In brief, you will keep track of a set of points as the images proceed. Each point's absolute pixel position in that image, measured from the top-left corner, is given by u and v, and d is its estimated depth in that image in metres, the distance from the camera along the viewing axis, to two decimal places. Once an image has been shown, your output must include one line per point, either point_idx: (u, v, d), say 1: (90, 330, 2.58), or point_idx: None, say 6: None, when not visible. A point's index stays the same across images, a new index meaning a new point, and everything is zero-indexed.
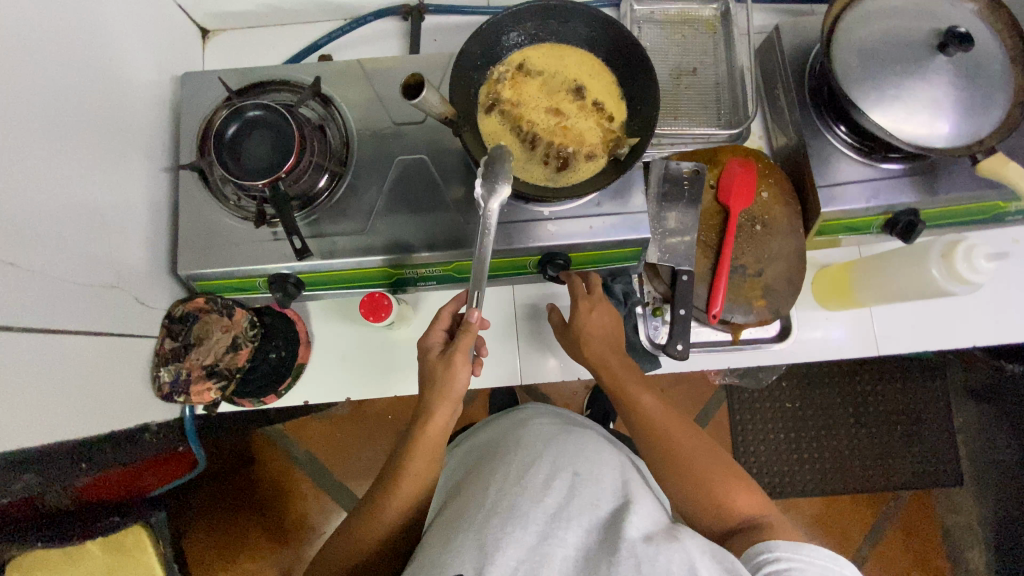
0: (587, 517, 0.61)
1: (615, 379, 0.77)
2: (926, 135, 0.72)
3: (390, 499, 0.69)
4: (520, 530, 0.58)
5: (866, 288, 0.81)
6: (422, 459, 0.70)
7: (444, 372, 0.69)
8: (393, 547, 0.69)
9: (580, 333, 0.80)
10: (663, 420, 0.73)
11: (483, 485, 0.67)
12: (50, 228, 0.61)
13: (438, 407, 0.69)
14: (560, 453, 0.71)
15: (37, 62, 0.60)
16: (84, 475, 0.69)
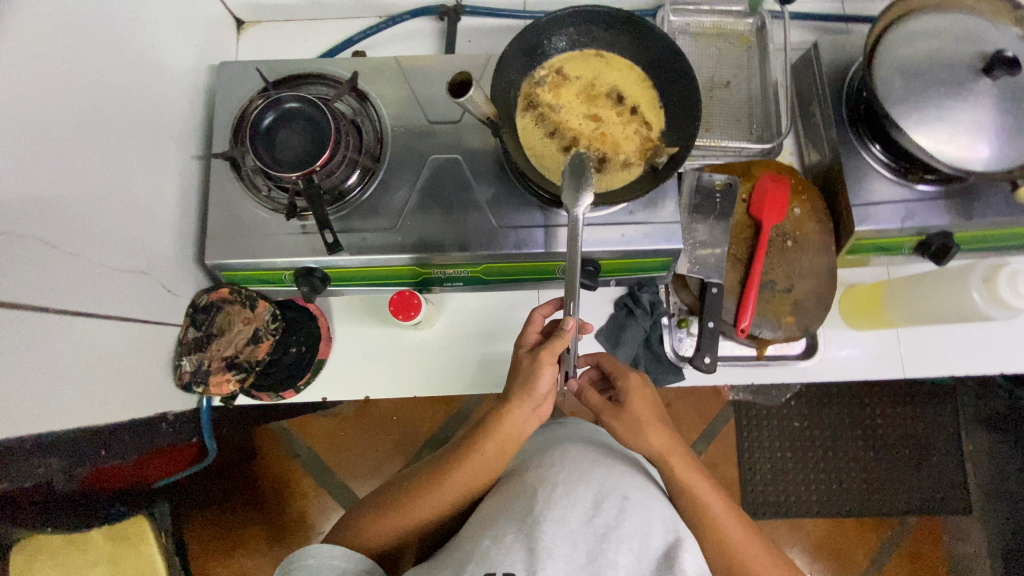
0: (637, 545, 0.60)
1: (679, 472, 0.71)
2: (968, 157, 0.71)
3: (448, 482, 0.69)
4: (567, 547, 0.58)
5: (896, 307, 0.81)
6: (491, 453, 0.70)
7: (532, 376, 0.70)
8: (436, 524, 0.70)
9: (638, 416, 0.74)
10: (730, 522, 0.68)
11: (530, 488, 0.66)
12: (85, 209, 0.60)
13: (520, 406, 0.69)
14: (610, 473, 0.68)
15: (80, 43, 0.60)
16: (102, 462, 0.68)
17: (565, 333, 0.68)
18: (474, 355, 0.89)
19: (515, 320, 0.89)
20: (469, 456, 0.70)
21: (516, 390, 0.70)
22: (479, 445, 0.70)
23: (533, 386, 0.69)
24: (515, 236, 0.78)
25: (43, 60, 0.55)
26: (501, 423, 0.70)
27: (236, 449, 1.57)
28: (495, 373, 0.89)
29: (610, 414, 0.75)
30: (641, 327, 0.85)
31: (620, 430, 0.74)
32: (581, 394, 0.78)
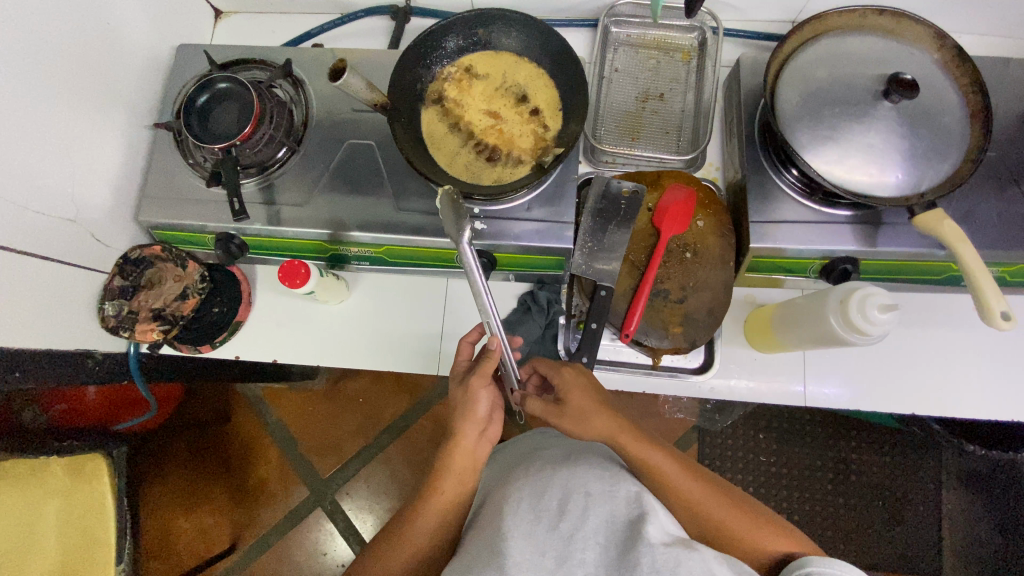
0: (604, 534, 0.57)
1: (629, 444, 0.71)
2: (862, 181, 0.70)
3: (419, 531, 0.68)
4: (535, 557, 0.55)
5: (785, 332, 0.78)
6: (452, 487, 0.71)
7: (472, 400, 0.73)
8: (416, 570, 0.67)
9: (579, 404, 0.72)
10: (681, 478, 0.69)
11: (497, 513, 0.63)
12: (13, 156, 0.69)
13: (466, 433, 0.72)
14: (570, 475, 0.66)
15: (28, 15, 0.70)
16: (18, 383, 0.76)
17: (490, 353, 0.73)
18: (382, 334, 0.93)
19: (425, 306, 0.94)
20: (431, 496, 0.70)
21: (457, 418, 0.73)
22: (437, 483, 0.71)
23: (472, 411, 0.73)
24: (414, 222, 0.82)
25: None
26: (455, 456, 0.71)
27: (207, 411, 1.67)
28: (398, 354, 0.93)
29: (551, 411, 0.72)
30: (537, 323, 0.88)
31: (565, 421, 0.72)
32: (523, 400, 0.75)
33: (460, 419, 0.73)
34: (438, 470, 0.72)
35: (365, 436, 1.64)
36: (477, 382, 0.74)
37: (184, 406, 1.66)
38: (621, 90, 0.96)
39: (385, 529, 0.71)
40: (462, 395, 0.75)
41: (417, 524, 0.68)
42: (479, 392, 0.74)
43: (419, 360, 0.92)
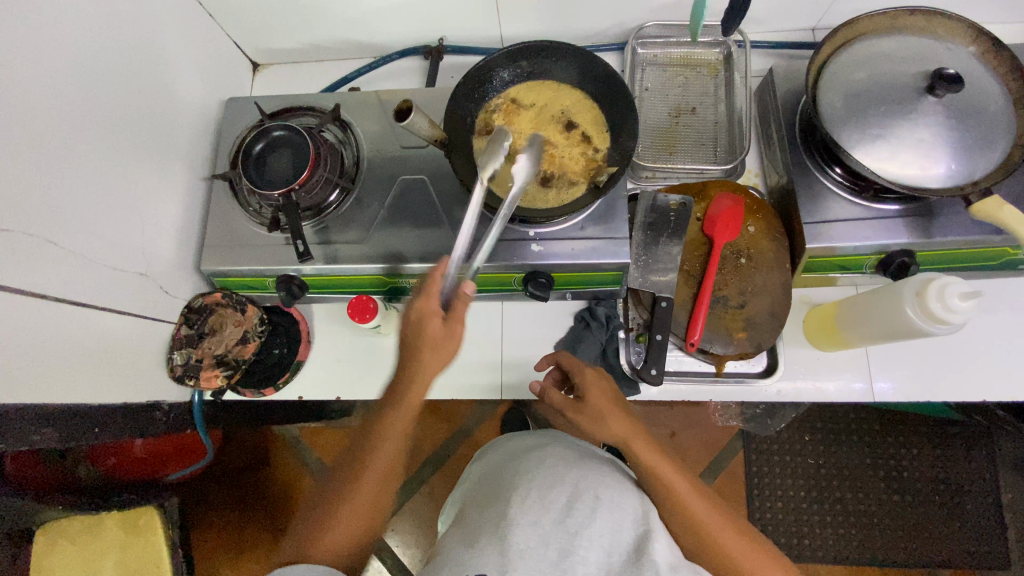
0: (608, 541, 0.64)
1: (640, 453, 0.72)
2: (916, 175, 0.71)
3: (378, 462, 0.68)
4: (539, 547, 0.62)
5: (850, 328, 0.79)
6: (404, 417, 0.68)
7: (432, 328, 0.65)
8: (367, 516, 0.68)
9: (596, 406, 0.74)
10: (687, 494, 0.70)
11: (501, 498, 0.70)
12: (88, 218, 0.72)
13: (420, 383, 0.66)
14: (583, 475, 0.71)
15: (98, 83, 0.74)
16: (99, 439, 0.77)
17: (466, 299, 0.65)
18: (442, 362, 0.94)
19: (481, 331, 0.95)
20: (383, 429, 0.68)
21: (414, 362, 0.66)
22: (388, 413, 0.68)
23: (429, 342, 0.65)
24: (473, 249, 0.83)
25: (57, 95, 0.67)
26: (411, 390, 0.67)
27: (247, 456, 1.65)
28: (458, 380, 0.93)
29: (573, 407, 0.77)
30: (598, 339, 0.88)
31: (584, 420, 0.76)
32: (545, 393, 0.81)
33: (414, 371, 0.66)
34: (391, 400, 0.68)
35: (408, 469, 1.61)
36: (432, 304, 0.65)
37: (223, 453, 1.64)
38: (654, 107, 0.99)
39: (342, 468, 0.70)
40: (419, 325, 0.65)
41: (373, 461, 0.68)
42: (450, 339, 0.65)
43: (479, 385, 0.93)
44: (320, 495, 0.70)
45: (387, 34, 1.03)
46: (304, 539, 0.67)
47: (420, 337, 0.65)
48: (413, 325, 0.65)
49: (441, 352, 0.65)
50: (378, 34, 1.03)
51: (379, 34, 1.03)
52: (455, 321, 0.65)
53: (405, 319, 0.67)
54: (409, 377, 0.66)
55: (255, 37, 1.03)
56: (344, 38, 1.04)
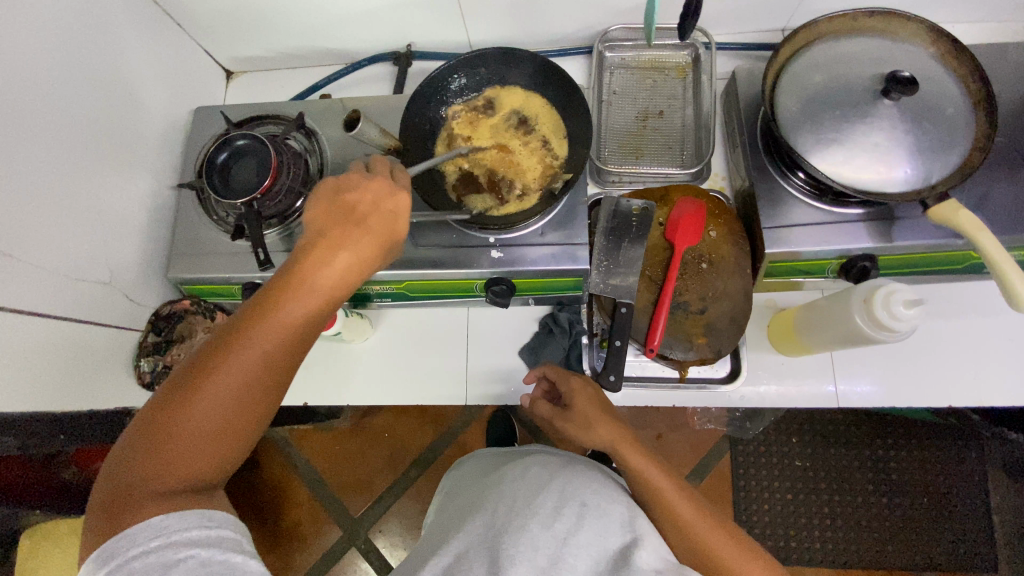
0: (595, 548, 0.64)
1: (630, 458, 0.73)
2: (871, 179, 0.71)
3: (254, 367, 0.55)
4: (529, 553, 0.62)
5: (809, 333, 0.78)
6: (305, 311, 0.57)
7: (370, 217, 0.61)
8: (232, 414, 0.54)
9: (584, 412, 0.77)
10: (674, 496, 0.70)
11: (486, 508, 0.71)
12: (49, 229, 0.73)
13: (340, 263, 0.59)
14: (569, 483, 0.72)
15: (58, 96, 0.75)
16: (65, 446, 0.79)
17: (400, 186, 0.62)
18: (410, 368, 0.95)
19: (448, 336, 0.95)
20: (270, 322, 0.56)
21: (334, 239, 0.60)
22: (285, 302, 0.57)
23: (359, 217, 0.61)
24: (433, 256, 0.83)
25: (15, 110, 0.69)
26: (327, 270, 0.59)
27: None
28: (424, 386, 0.94)
29: (561, 416, 0.80)
30: (561, 345, 0.89)
31: (572, 427, 0.78)
32: (534, 405, 0.84)
33: (333, 248, 0.60)
34: (294, 286, 0.57)
35: (394, 471, 1.62)
36: (368, 186, 0.62)
37: None
38: (621, 111, 0.98)
39: (192, 367, 0.54)
40: (353, 202, 0.62)
41: (251, 360, 0.54)
42: (372, 228, 0.61)
43: (445, 390, 0.93)
44: (149, 412, 0.53)
45: (355, 41, 1.03)
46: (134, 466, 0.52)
47: (347, 214, 0.61)
48: (345, 195, 0.61)
49: (360, 240, 0.61)
50: (346, 41, 1.03)
51: (347, 41, 1.03)
52: (398, 203, 0.62)
53: (333, 193, 0.62)
54: (326, 253, 0.59)
55: (225, 46, 1.04)
56: (314, 45, 1.05)
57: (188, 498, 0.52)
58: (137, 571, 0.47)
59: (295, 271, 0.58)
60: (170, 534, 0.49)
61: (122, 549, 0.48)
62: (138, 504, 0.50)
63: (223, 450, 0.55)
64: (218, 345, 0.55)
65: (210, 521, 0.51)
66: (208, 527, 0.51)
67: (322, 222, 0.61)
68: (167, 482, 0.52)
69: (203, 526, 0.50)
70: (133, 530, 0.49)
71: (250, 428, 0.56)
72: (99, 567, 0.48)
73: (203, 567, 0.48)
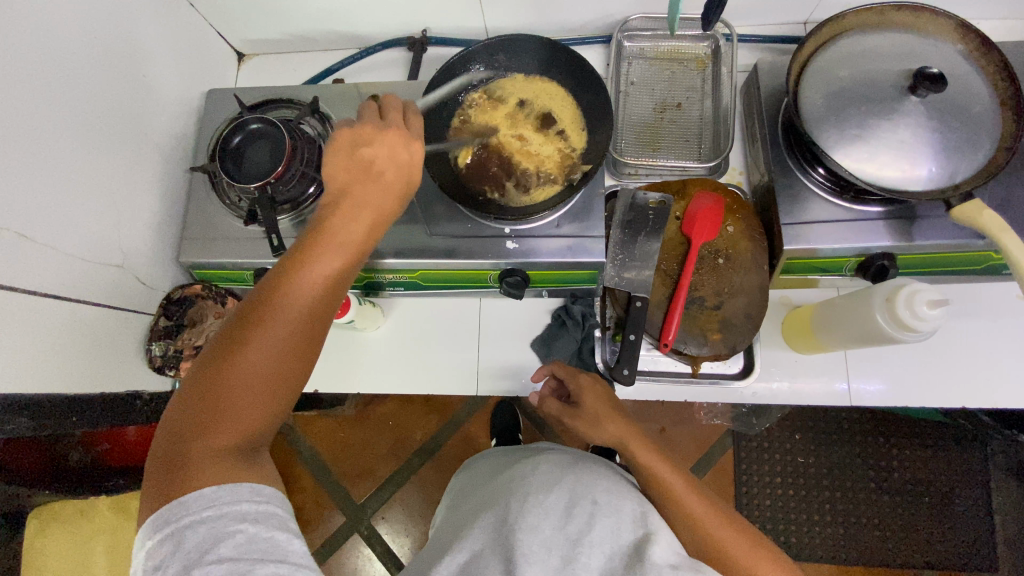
0: (608, 545, 0.64)
1: (639, 452, 0.73)
2: (894, 177, 0.70)
3: (292, 322, 0.56)
4: (542, 554, 0.63)
5: (826, 332, 0.78)
6: (332, 264, 0.59)
7: (386, 168, 0.63)
8: (275, 370, 0.55)
9: (593, 409, 0.77)
10: (686, 492, 0.70)
11: (501, 507, 0.72)
12: (62, 210, 0.72)
13: (363, 214, 0.61)
14: (580, 482, 0.72)
15: (72, 76, 0.74)
16: (76, 428, 0.79)
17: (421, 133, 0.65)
18: (420, 357, 0.94)
19: (459, 326, 0.95)
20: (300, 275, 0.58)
21: (354, 194, 0.62)
22: (312, 257, 0.59)
23: (377, 171, 0.62)
24: (448, 246, 0.82)
25: (29, 88, 0.68)
26: (351, 225, 0.61)
27: None
28: (434, 376, 0.93)
29: (569, 413, 0.80)
30: (573, 337, 0.90)
31: (582, 426, 0.78)
32: (542, 403, 0.84)
33: (353, 203, 0.62)
34: (320, 240, 0.60)
35: (398, 459, 1.62)
36: (386, 137, 0.62)
37: None
38: (638, 102, 0.97)
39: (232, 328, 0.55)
40: (370, 157, 0.63)
41: (290, 317, 0.56)
42: (389, 177, 0.63)
43: (456, 380, 0.93)
44: (194, 376, 0.54)
45: (370, 24, 1.02)
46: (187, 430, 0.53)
47: (364, 169, 0.62)
48: (363, 150, 0.61)
49: (378, 194, 0.62)
50: (361, 25, 1.02)
51: (362, 24, 1.02)
52: (413, 153, 0.63)
53: (349, 147, 0.63)
54: (348, 210, 0.61)
55: (238, 27, 1.02)
56: (328, 29, 1.03)
57: (239, 460, 0.53)
58: (190, 543, 0.48)
59: (320, 227, 0.60)
60: (222, 505, 0.49)
61: (181, 515, 0.49)
62: (196, 464, 0.51)
63: (269, 409, 0.56)
64: (257, 305, 0.56)
65: (258, 494, 0.52)
66: (255, 500, 0.51)
67: (342, 177, 0.63)
68: (220, 443, 0.52)
69: (254, 500, 0.51)
70: (194, 494, 0.50)
71: (292, 385, 0.57)
72: (155, 535, 0.49)
73: (251, 543, 0.48)
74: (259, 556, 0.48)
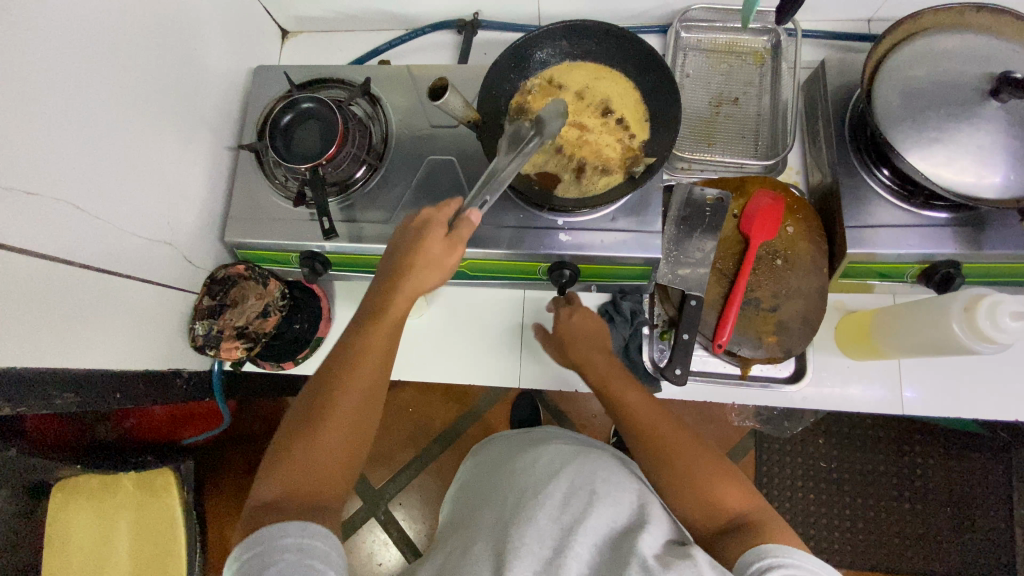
0: (600, 536, 0.63)
1: (600, 377, 0.77)
2: (972, 183, 0.68)
3: (357, 393, 0.63)
4: (535, 543, 0.62)
5: (886, 338, 0.75)
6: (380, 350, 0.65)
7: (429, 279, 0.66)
8: (342, 436, 0.61)
9: (564, 334, 0.83)
10: (650, 416, 0.71)
11: (507, 496, 0.72)
12: (113, 183, 0.71)
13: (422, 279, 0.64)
14: (580, 471, 0.72)
15: (129, 47, 0.72)
16: (119, 404, 0.79)
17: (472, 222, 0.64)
18: (460, 348, 0.93)
19: (502, 317, 0.94)
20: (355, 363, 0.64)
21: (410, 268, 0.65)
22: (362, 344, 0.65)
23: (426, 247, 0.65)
24: (500, 236, 0.80)
25: (87, 56, 0.66)
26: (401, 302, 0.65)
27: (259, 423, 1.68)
28: (475, 366, 0.93)
29: (555, 345, 0.85)
30: (621, 334, 0.87)
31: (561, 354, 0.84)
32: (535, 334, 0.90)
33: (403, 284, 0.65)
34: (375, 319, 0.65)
35: (417, 445, 1.62)
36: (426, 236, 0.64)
37: None
38: (694, 96, 0.95)
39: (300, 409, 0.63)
40: (418, 234, 0.65)
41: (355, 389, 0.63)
42: (441, 251, 0.64)
43: (498, 372, 0.92)
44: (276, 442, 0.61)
45: (421, 5, 0.99)
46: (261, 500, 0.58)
47: (418, 245, 0.65)
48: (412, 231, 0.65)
49: (431, 264, 0.64)
50: (411, 5, 0.99)
51: (413, 5, 0.99)
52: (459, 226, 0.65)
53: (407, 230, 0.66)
54: (400, 291, 0.65)
55: (287, 4, 1.00)
56: (377, 8, 1.01)
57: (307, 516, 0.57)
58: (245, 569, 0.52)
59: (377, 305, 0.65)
60: (272, 539, 0.53)
61: (241, 552, 0.53)
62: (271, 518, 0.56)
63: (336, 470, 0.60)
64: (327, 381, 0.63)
65: (304, 530, 0.54)
66: (303, 535, 0.54)
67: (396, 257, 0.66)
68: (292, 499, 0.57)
69: (299, 533, 0.54)
70: (253, 535, 0.54)
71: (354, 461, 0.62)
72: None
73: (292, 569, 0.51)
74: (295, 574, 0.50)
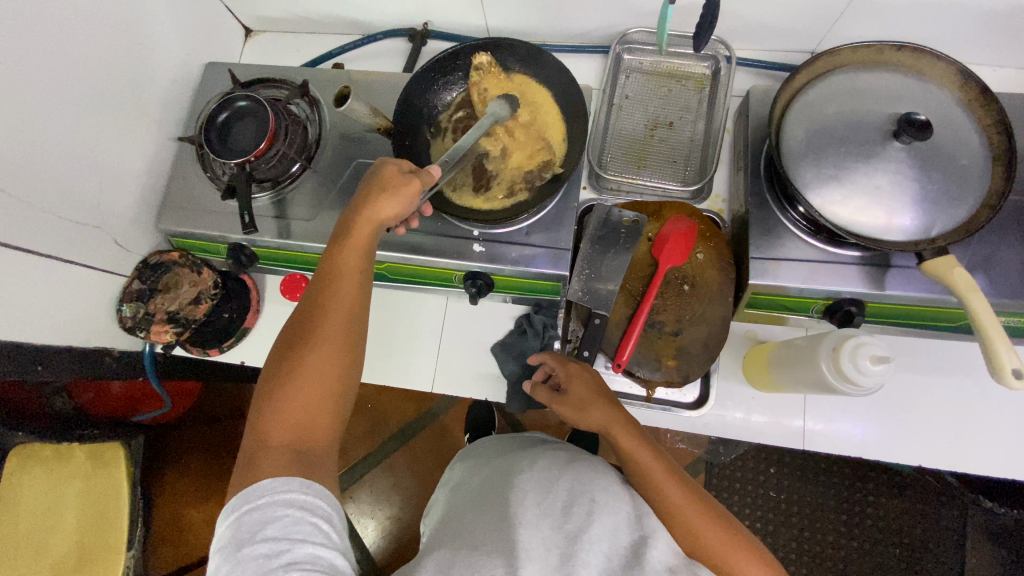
0: (606, 545, 0.60)
1: (619, 441, 0.71)
2: (864, 223, 0.68)
3: (333, 329, 0.63)
4: (541, 552, 0.59)
5: (779, 371, 0.77)
6: (351, 299, 0.66)
7: (379, 225, 0.68)
8: (327, 372, 0.61)
9: (578, 395, 0.76)
10: (665, 481, 0.68)
11: (493, 502, 0.68)
12: (44, 167, 0.75)
13: (380, 213, 0.67)
14: (578, 481, 0.69)
15: (72, 37, 0.76)
16: (41, 376, 0.82)
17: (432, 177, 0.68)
18: (381, 349, 0.95)
19: (424, 322, 0.96)
20: (327, 314, 0.64)
21: (367, 209, 0.67)
22: (330, 292, 0.65)
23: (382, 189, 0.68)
24: (414, 242, 0.82)
25: (25, 44, 0.70)
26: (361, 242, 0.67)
27: None
28: (393, 367, 0.94)
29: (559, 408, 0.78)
30: (531, 347, 0.89)
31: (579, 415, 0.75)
32: (533, 393, 0.81)
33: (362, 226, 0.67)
34: (339, 262, 0.66)
35: (371, 441, 1.64)
36: (381, 198, 0.67)
37: None
38: (631, 118, 0.95)
39: (275, 364, 0.62)
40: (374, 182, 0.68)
41: (328, 326, 0.63)
42: (391, 195, 0.67)
43: (415, 375, 0.94)
44: (264, 389, 0.61)
45: (374, 13, 1.02)
46: (253, 446, 0.58)
47: (374, 188, 0.68)
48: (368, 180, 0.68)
49: (389, 203, 0.67)
50: (365, 12, 1.02)
51: (367, 12, 1.02)
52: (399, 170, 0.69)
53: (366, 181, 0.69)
54: (359, 234, 0.67)
55: (248, 5, 1.04)
56: (333, 13, 1.04)
57: (296, 455, 0.57)
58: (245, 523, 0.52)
59: (338, 248, 0.67)
60: (273, 494, 0.53)
61: (242, 503, 0.53)
62: (264, 463, 0.56)
63: (323, 408, 0.61)
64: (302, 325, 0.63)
65: (308, 487, 0.54)
66: (306, 491, 0.54)
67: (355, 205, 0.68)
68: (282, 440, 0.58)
69: (303, 489, 0.54)
70: (253, 488, 0.54)
71: (337, 410, 0.62)
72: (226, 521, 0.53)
73: (295, 524, 0.52)
74: (300, 536, 0.52)
